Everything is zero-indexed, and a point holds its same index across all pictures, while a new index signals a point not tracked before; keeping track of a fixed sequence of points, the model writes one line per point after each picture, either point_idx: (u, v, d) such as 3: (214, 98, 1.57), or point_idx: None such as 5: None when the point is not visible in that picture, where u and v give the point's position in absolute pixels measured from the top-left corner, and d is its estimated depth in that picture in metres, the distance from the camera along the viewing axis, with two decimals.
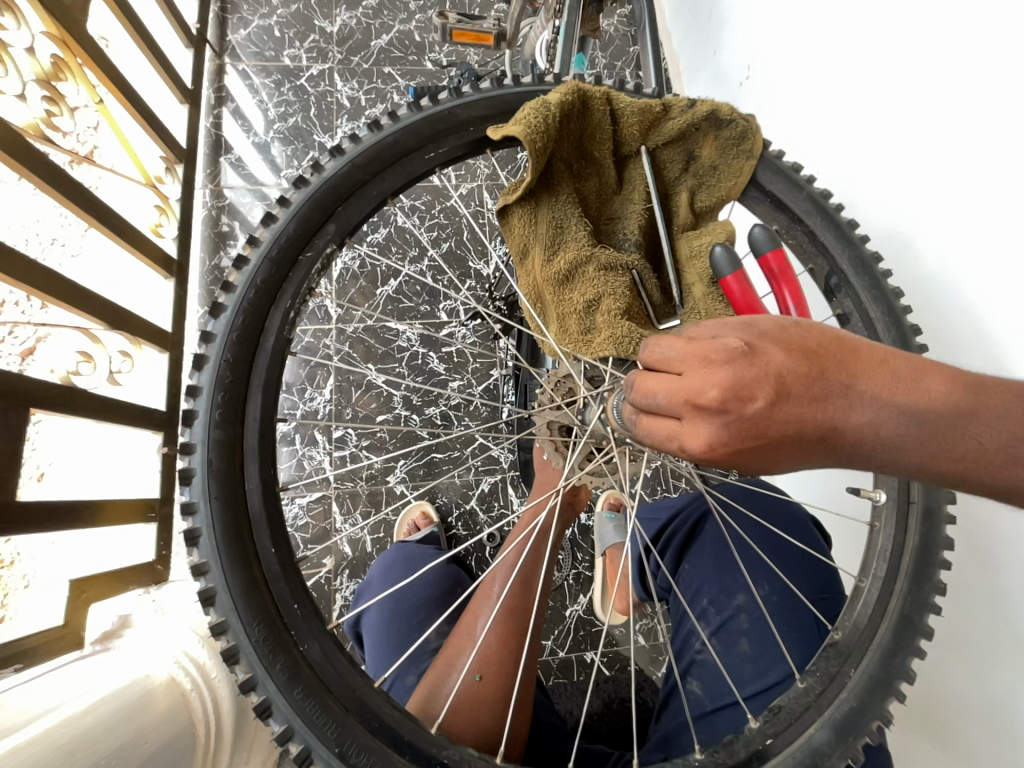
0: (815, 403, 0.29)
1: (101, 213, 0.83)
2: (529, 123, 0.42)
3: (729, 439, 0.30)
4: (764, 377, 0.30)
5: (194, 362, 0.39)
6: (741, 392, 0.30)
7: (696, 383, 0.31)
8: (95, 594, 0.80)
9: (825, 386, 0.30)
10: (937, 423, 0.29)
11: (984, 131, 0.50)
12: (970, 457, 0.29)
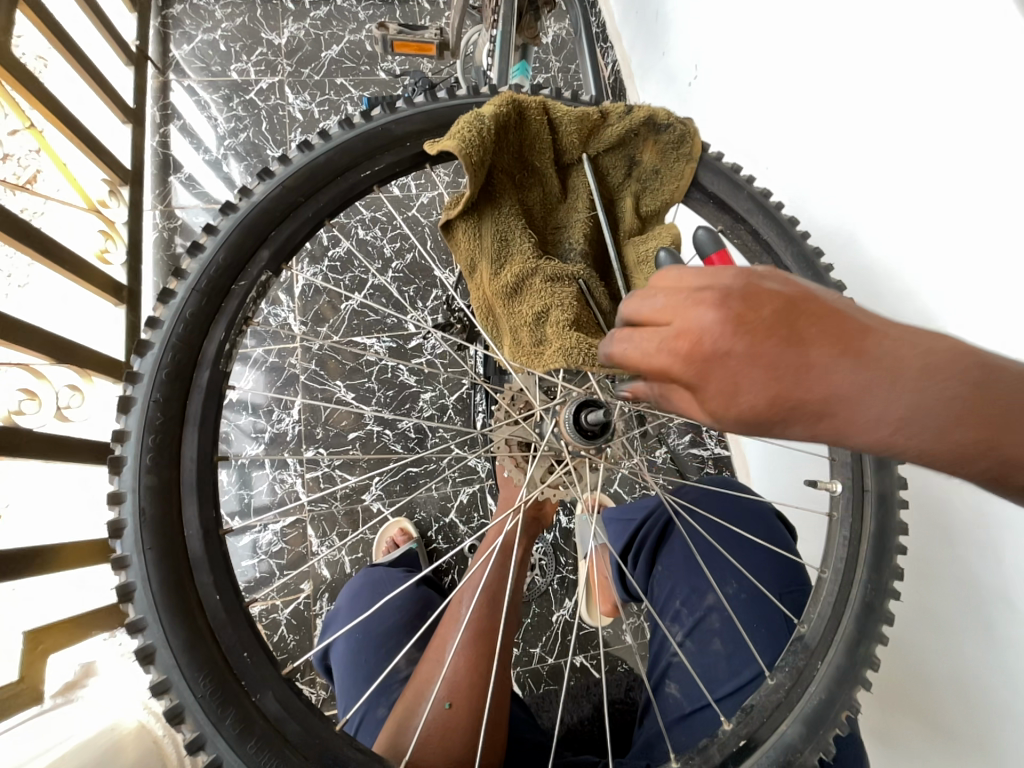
0: (820, 334, 0.27)
1: (42, 244, 0.79)
2: (462, 137, 0.41)
3: (726, 339, 0.27)
4: (774, 294, 0.28)
5: (120, 406, 0.38)
6: (739, 314, 0.27)
7: (704, 280, 0.29)
8: (53, 644, 0.73)
9: (829, 335, 0.27)
10: (927, 380, 0.27)
11: (914, 126, 0.52)
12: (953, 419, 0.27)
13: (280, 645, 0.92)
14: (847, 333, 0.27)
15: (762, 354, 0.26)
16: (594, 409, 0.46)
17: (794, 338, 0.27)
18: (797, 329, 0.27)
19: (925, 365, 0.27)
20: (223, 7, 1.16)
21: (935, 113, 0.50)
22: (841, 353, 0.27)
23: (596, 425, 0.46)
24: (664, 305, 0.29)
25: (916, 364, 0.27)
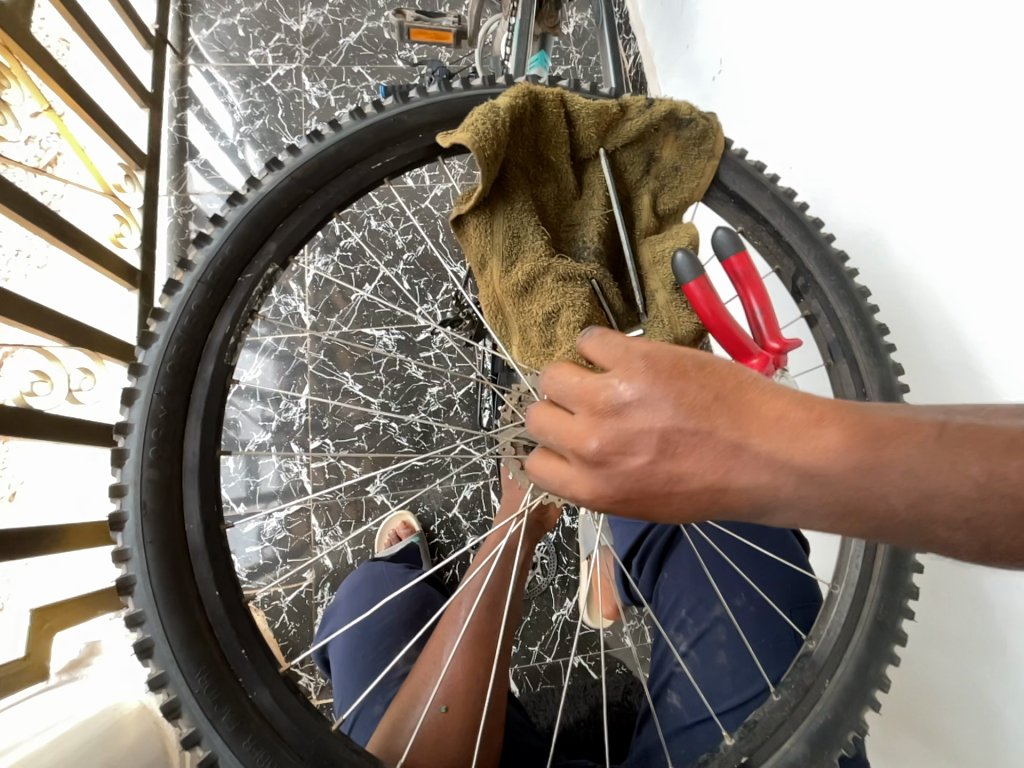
0: (705, 460, 0.28)
1: (56, 227, 0.79)
2: (477, 130, 0.40)
3: (616, 487, 0.30)
4: (649, 431, 0.28)
5: (124, 396, 0.37)
6: (623, 462, 0.29)
7: (579, 431, 0.30)
8: (61, 622, 0.74)
9: (713, 448, 0.27)
10: (829, 482, 0.26)
11: (950, 127, 0.49)
12: (878, 511, 0.26)
13: (281, 632, 0.92)
14: (736, 445, 0.27)
15: (647, 489, 0.29)
16: None
17: (679, 469, 0.28)
18: (679, 458, 0.28)
19: (833, 462, 0.26)
20: None
21: (973, 114, 0.47)
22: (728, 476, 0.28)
23: None
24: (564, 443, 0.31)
25: (813, 467, 0.26)
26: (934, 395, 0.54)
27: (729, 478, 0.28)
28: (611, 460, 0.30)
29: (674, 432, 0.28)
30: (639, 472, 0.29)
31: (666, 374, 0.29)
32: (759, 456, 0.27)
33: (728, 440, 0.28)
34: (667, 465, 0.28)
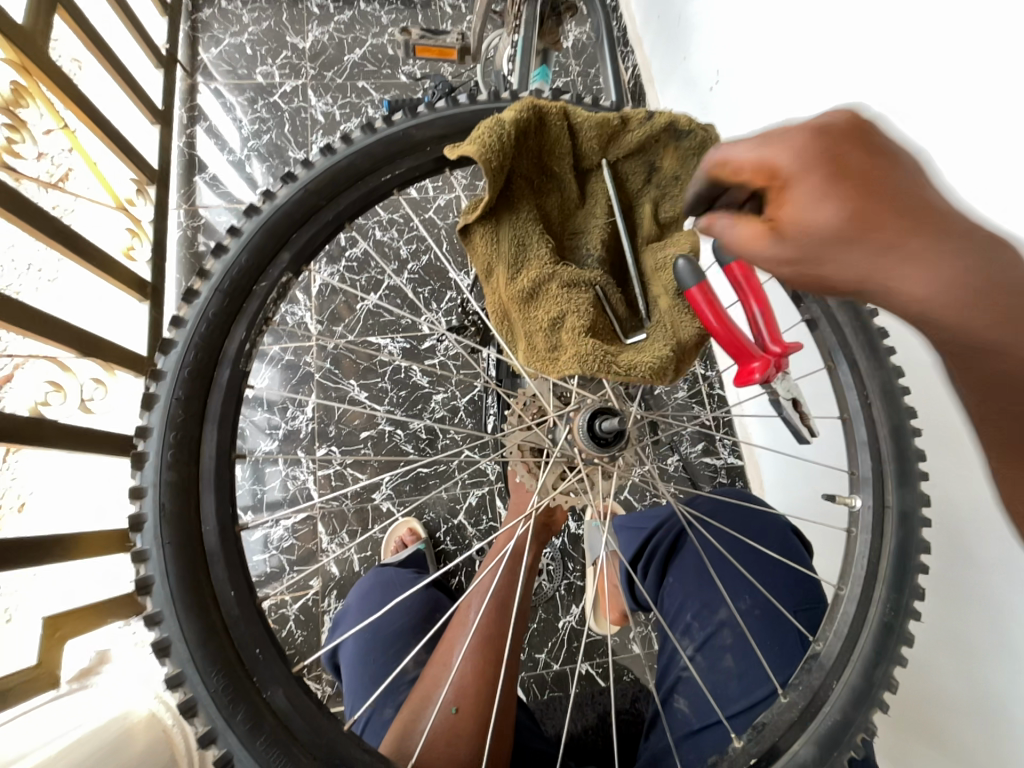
0: (897, 224, 0.24)
1: (70, 241, 0.81)
2: (483, 143, 0.41)
3: (797, 184, 0.25)
4: (839, 181, 0.25)
5: (144, 402, 0.39)
6: (827, 195, 0.25)
7: (788, 153, 0.26)
8: (70, 631, 0.74)
9: (919, 221, 0.24)
10: (963, 280, 0.24)
11: (943, 133, 0.51)
12: (990, 322, 0.25)
13: (288, 640, 0.92)
14: (941, 229, 0.25)
15: (809, 231, 0.25)
16: (608, 418, 0.46)
17: (861, 216, 0.24)
18: (869, 214, 0.24)
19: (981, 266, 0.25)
20: (250, 12, 1.19)
21: (966, 122, 0.48)
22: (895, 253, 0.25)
23: (610, 434, 0.45)
24: (777, 153, 0.26)
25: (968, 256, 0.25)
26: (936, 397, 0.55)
27: (892, 269, 0.25)
28: (823, 239, 0.25)
29: (886, 212, 0.25)
30: (833, 260, 0.25)
31: (904, 162, 0.26)
32: (958, 273, 0.24)
33: (956, 287, 0.25)
34: (909, 248, 0.24)
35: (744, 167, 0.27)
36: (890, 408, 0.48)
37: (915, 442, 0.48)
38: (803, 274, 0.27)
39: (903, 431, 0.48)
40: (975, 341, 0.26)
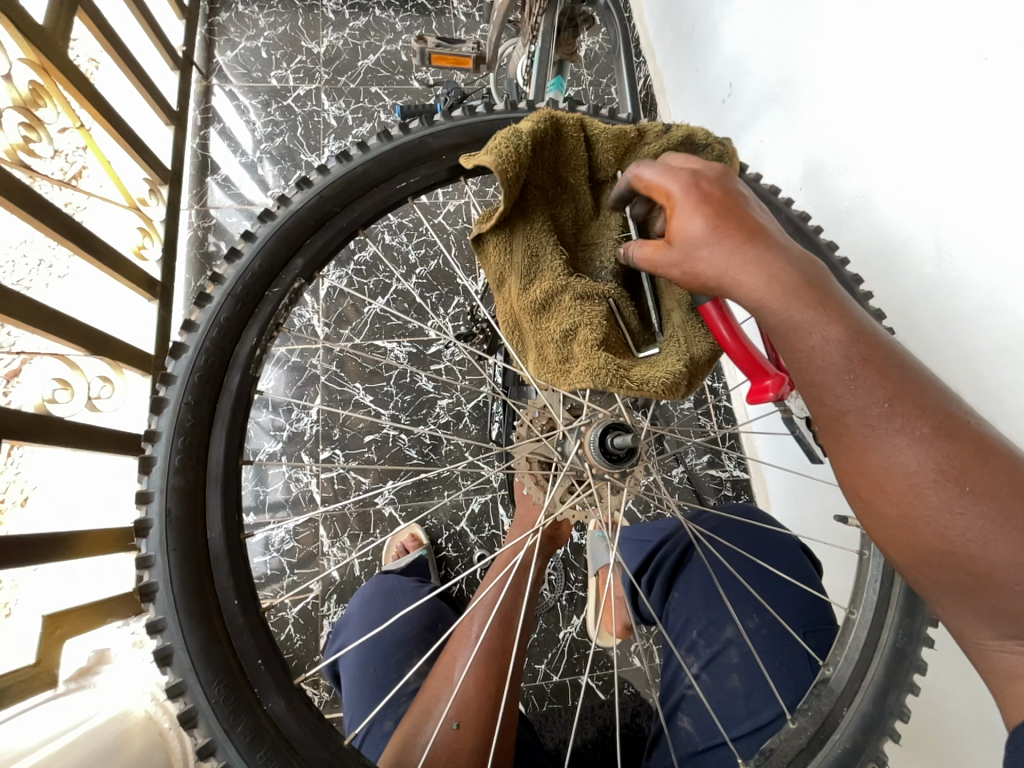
0: (732, 226, 0.34)
1: (82, 238, 0.81)
2: (500, 152, 0.41)
3: (678, 200, 0.36)
4: (699, 194, 0.36)
5: (154, 406, 0.39)
6: (696, 202, 0.35)
7: (677, 176, 0.37)
8: (70, 630, 0.72)
9: (744, 227, 0.34)
10: (773, 274, 0.33)
11: (963, 153, 0.50)
12: (784, 310, 0.32)
13: (286, 644, 0.91)
14: (762, 236, 0.34)
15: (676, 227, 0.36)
16: (620, 433, 0.45)
17: (710, 217, 0.35)
18: (713, 216, 0.35)
19: (793, 271, 0.33)
20: (266, 16, 1.20)
21: (988, 142, 0.48)
22: (726, 243, 0.34)
23: (621, 450, 0.45)
24: (671, 180, 0.37)
25: (779, 262, 0.33)
26: None
27: (735, 259, 0.34)
28: (694, 233, 0.35)
29: (731, 219, 0.35)
30: (699, 250, 0.35)
31: (757, 204, 0.37)
32: (768, 268, 0.33)
33: (775, 276, 0.33)
34: (745, 248, 0.34)
35: (652, 183, 0.38)
36: None
37: None
38: (680, 261, 0.36)
39: None
40: (780, 316, 0.32)
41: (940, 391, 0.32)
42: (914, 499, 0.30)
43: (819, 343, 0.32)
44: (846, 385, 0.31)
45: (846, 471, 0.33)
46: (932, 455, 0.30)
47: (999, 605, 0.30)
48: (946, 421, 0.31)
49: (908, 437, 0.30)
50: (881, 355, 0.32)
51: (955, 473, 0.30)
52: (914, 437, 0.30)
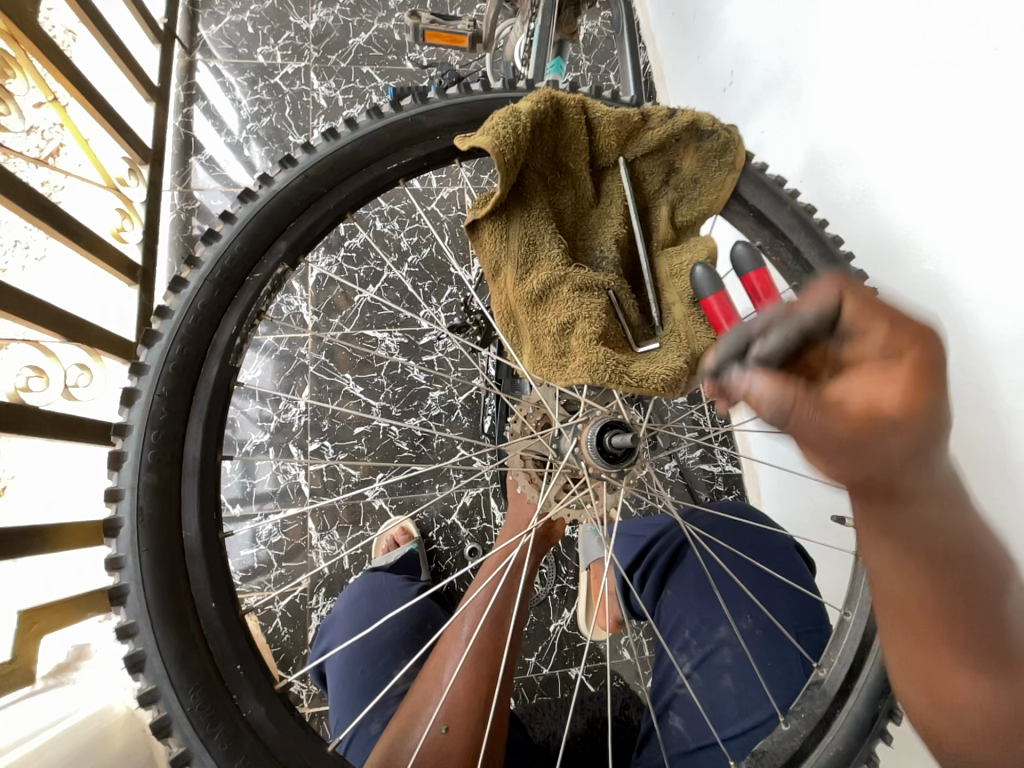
0: (926, 423, 0.26)
1: (57, 219, 0.77)
2: (497, 134, 0.39)
3: (873, 372, 0.26)
4: (904, 371, 0.26)
5: (124, 397, 0.36)
6: (906, 376, 0.25)
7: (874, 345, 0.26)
8: (49, 626, 0.67)
9: (926, 449, 0.26)
10: (929, 459, 0.26)
11: (972, 147, 0.49)
12: (919, 495, 0.27)
13: (273, 638, 0.90)
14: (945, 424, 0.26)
15: (867, 416, 0.25)
16: (619, 432, 0.43)
17: (912, 398, 0.25)
18: (914, 407, 0.25)
19: (948, 465, 0.27)
20: None
21: (998, 134, 0.46)
22: (915, 439, 0.26)
23: (619, 449, 0.43)
24: (872, 350, 0.27)
25: (942, 457, 0.27)
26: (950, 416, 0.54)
27: (898, 475, 0.26)
28: (894, 429, 0.25)
29: (929, 424, 0.26)
30: (886, 450, 0.25)
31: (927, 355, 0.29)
32: (928, 463, 0.26)
33: (931, 462, 0.26)
34: (927, 446, 0.26)
35: (845, 317, 0.27)
36: None
37: None
38: (849, 450, 0.26)
39: None
40: (907, 506, 0.27)
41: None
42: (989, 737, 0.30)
43: (953, 574, 0.28)
44: (957, 619, 0.29)
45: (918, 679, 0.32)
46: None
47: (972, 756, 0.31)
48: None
49: (1008, 691, 0.29)
50: (1011, 596, 0.29)
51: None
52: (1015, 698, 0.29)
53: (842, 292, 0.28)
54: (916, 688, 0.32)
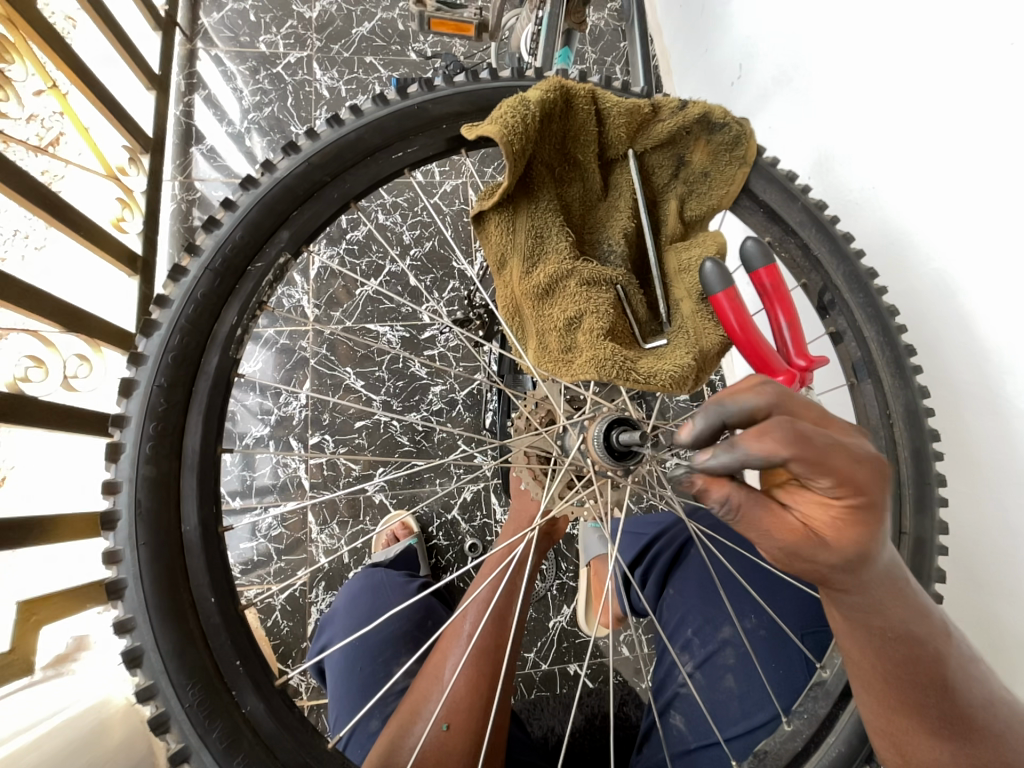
0: (860, 544, 0.30)
1: (56, 207, 0.75)
2: (505, 123, 0.38)
3: (819, 502, 0.30)
4: (841, 503, 0.30)
5: (122, 388, 0.36)
6: (836, 509, 0.30)
7: (824, 480, 0.29)
8: (48, 617, 0.66)
9: (866, 564, 0.30)
10: (868, 572, 0.31)
11: (1009, 134, 0.46)
12: (865, 599, 0.32)
13: (273, 631, 0.90)
14: (883, 545, 0.30)
15: (797, 535, 0.31)
16: (627, 429, 0.42)
17: (839, 523, 0.30)
18: (842, 532, 0.30)
19: (887, 574, 0.31)
20: None
21: (1012, 132, 0.45)
22: (849, 560, 0.30)
23: (627, 447, 0.41)
24: (825, 481, 0.29)
25: (882, 572, 0.31)
26: (959, 418, 0.53)
27: (835, 579, 0.31)
28: (826, 548, 0.30)
29: (861, 546, 0.30)
30: (818, 562, 0.30)
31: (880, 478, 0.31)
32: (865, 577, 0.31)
33: (871, 576, 0.31)
34: (861, 568, 0.31)
35: (801, 464, 0.28)
36: (912, 430, 0.47)
37: (935, 465, 0.47)
38: (785, 558, 0.31)
39: (923, 453, 0.46)
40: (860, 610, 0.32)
41: (994, 692, 0.35)
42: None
43: (906, 666, 0.33)
44: (912, 694, 0.34)
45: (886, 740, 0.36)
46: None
47: None
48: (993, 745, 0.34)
49: (952, 747, 0.34)
50: (951, 672, 0.34)
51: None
52: (955, 749, 0.34)
53: (794, 442, 0.28)
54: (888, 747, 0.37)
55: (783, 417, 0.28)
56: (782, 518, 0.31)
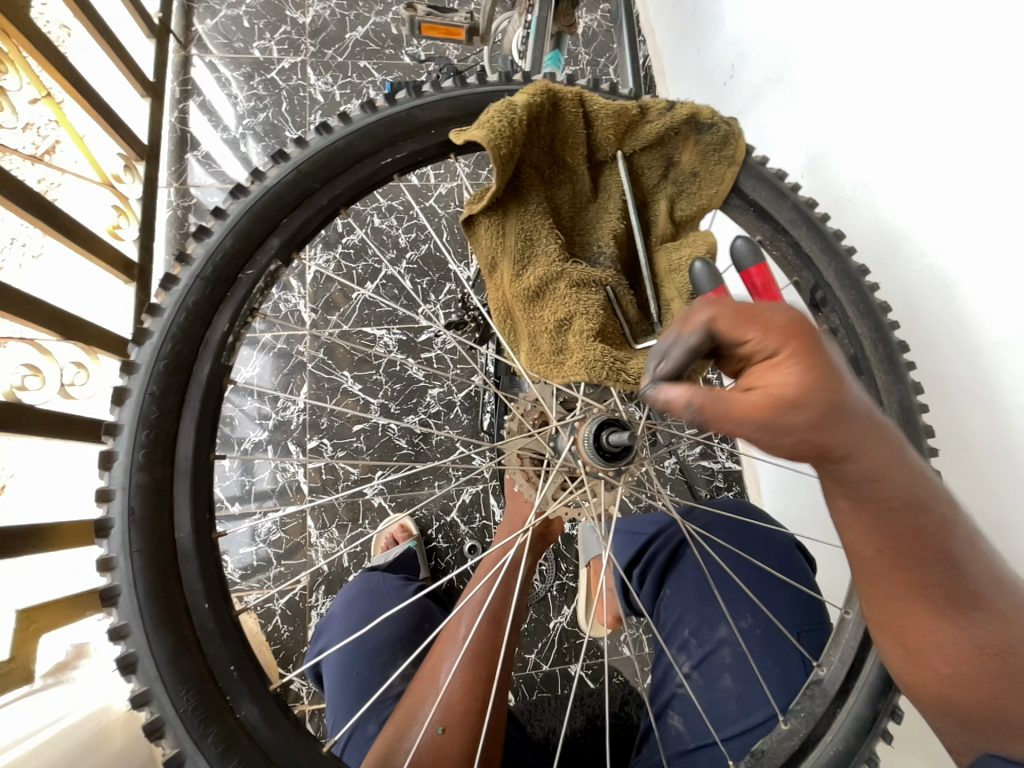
0: (830, 398, 0.28)
1: (48, 213, 0.74)
2: (492, 127, 0.38)
3: (771, 368, 0.29)
4: (796, 353, 0.29)
5: (114, 396, 0.36)
6: (786, 364, 0.29)
7: (764, 336, 0.30)
8: (47, 624, 0.66)
9: (849, 422, 0.29)
10: (859, 431, 0.29)
11: (984, 136, 0.47)
12: (863, 463, 0.30)
13: (273, 635, 0.90)
14: (858, 402, 0.29)
15: (765, 406, 0.28)
16: (617, 430, 0.43)
17: (802, 382, 0.28)
18: (804, 390, 0.28)
19: (876, 430, 0.29)
20: None
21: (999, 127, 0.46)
22: (825, 416, 0.28)
23: (617, 448, 0.42)
24: (763, 332, 0.30)
25: (874, 430, 0.29)
26: (952, 412, 0.53)
27: (836, 445, 0.29)
28: (791, 409, 0.28)
29: (831, 400, 0.28)
30: (792, 426, 0.29)
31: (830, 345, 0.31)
32: (857, 435, 0.29)
33: (862, 438, 0.29)
34: (840, 421, 0.29)
35: (730, 326, 0.30)
36: (907, 426, 0.47)
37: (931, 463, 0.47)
38: (764, 435, 0.29)
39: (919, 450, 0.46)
40: (862, 476, 0.30)
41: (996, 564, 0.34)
42: (947, 671, 0.35)
43: (908, 532, 0.32)
44: (913, 569, 0.33)
45: (889, 633, 0.36)
46: (971, 645, 0.34)
47: (970, 713, 0.35)
48: (995, 617, 0.33)
49: (954, 624, 0.34)
50: (954, 542, 0.32)
51: (993, 661, 0.33)
52: (955, 628, 0.34)
53: (712, 310, 0.31)
54: (891, 640, 0.37)
55: (700, 303, 0.32)
56: (741, 392, 0.29)
